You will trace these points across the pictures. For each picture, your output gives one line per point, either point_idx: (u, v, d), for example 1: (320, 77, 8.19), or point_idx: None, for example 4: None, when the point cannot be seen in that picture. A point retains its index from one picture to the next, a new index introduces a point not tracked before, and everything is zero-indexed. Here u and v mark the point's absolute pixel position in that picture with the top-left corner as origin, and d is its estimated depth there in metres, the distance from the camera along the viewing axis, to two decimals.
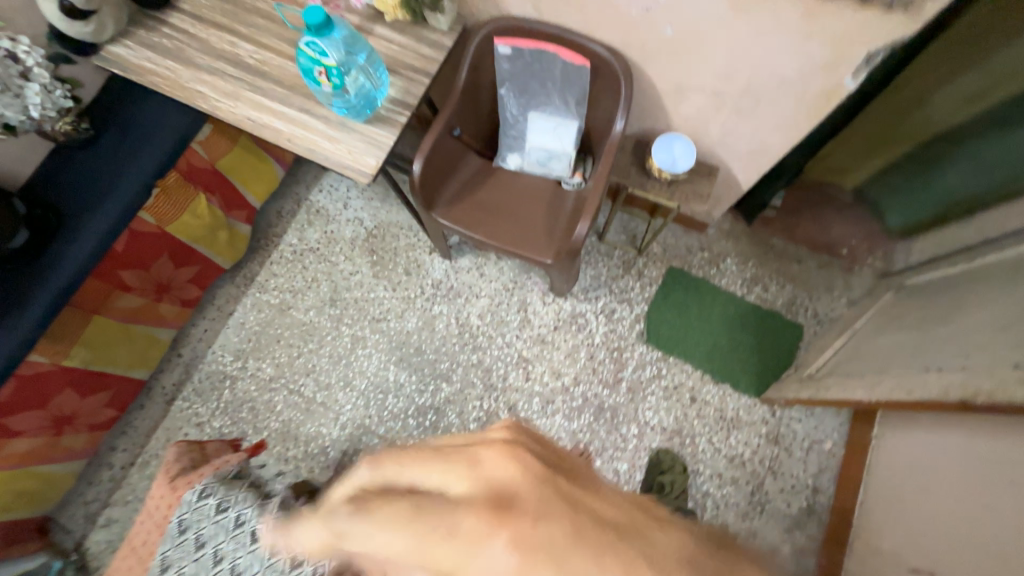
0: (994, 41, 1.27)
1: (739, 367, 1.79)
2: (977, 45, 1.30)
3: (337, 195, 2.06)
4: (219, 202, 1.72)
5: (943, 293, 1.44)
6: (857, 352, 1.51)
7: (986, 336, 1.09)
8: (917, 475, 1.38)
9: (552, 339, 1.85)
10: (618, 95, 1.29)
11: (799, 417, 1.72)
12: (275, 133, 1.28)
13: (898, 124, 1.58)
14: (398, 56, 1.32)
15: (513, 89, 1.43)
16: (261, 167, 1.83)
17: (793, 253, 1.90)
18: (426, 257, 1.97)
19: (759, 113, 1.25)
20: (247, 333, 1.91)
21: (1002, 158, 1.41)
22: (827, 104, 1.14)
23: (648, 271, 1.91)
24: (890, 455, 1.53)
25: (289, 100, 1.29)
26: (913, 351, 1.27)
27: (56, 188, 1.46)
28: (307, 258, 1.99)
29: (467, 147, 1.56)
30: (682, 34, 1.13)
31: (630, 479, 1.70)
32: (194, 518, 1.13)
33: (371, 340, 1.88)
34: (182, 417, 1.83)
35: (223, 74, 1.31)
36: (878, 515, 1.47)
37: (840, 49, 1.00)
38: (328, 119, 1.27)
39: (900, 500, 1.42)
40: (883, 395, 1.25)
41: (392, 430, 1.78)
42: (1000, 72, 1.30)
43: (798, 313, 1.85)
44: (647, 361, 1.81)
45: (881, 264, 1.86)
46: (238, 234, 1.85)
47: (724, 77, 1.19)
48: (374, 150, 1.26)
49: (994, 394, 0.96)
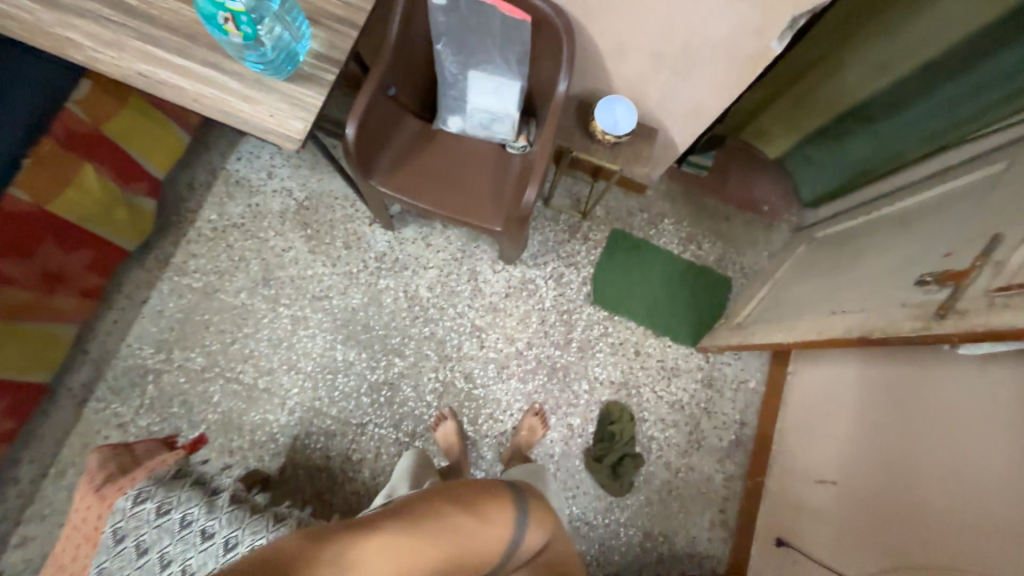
0: (895, 12, 1.39)
1: (678, 321, 1.93)
2: (881, 15, 1.42)
3: (259, 163, 1.86)
4: (113, 173, 1.48)
5: (847, 243, 1.62)
6: (777, 299, 1.67)
7: (881, 280, 1.26)
8: (824, 402, 1.62)
9: (503, 306, 1.86)
10: (559, 55, 1.26)
11: (729, 361, 1.90)
12: (174, 91, 1.10)
13: (814, 91, 1.71)
14: (318, 3, 1.18)
15: (450, 46, 1.33)
16: (162, 132, 1.58)
17: (723, 211, 2.04)
18: (367, 228, 1.86)
19: (694, 75, 1.28)
20: (167, 321, 1.72)
21: (894, 125, 1.59)
22: (756, 67, 1.19)
23: (593, 234, 1.96)
24: (802, 388, 1.76)
25: (189, 52, 1.11)
26: (823, 297, 1.44)
27: None
28: (231, 236, 1.80)
29: (404, 109, 1.46)
30: None
31: (583, 432, 1.81)
32: (132, 525, 1.03)
33: (314, 320, 1.78)
34: (100, 419, 1.64)
35: (98, 18, 1.09)
36: (793, 439, 1.71)
37: (769, 12, 1.04)
38: (242, 76, 1.12)
39: (811, 425, 1.65)
40: (797, 335, 1.40)
41: (345, 410, 1.73)
42: (896, 46, 1.44)
43: (727, 267, 2.01)
44: (595, 321, 1.89)
45: (796, 219, 2.05)
46: (141, 211, 1.62)
47: (663, 37, 1.20)
48: (300, 112, 1.14)
49: (886, 330, 1.11)
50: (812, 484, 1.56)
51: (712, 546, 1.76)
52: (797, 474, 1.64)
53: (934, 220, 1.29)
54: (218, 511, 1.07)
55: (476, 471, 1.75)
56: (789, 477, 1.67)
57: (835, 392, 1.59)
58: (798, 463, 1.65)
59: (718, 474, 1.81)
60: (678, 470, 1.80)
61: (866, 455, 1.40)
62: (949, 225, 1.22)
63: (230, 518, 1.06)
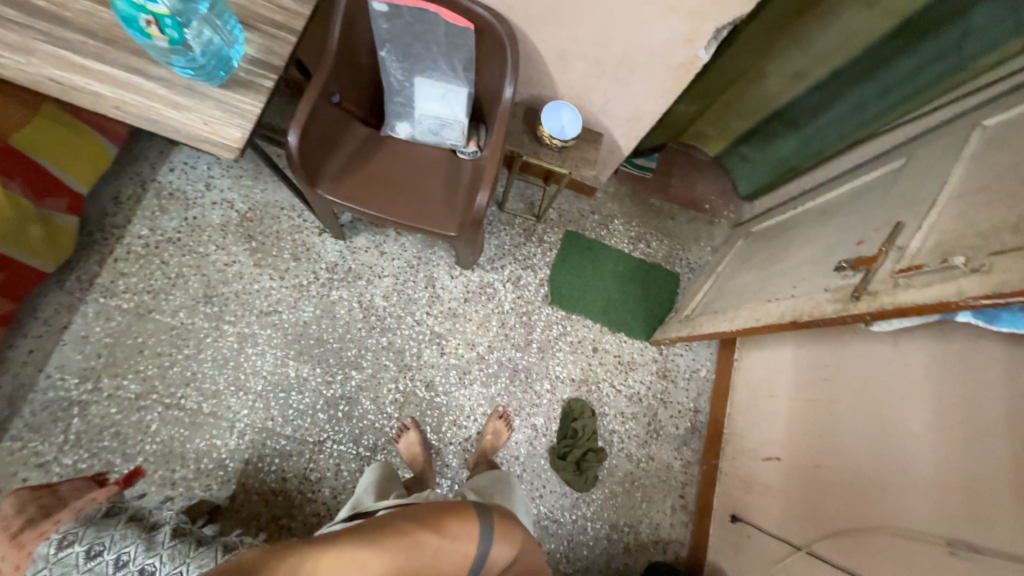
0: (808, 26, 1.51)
1: (632, 317, 2.01)
2: (797, 29, 1.54)
3: (195, 174, 1.76)
4: (24, 187, 1.33)
5: (778, 236, 1.75)
6: (720, 291, 1.78)
7: (808, 268, 1.38)
8: (767, 385, 1.73)
9: (462, 312, 1.86)
10: (503, 63, 1.29)
11: (680, 352, 2.00)
12: (93, 97, 1.03)
13: (741, 97, 1.83)
14: (253, 7, 1.15)
15: (395, 52, 1.33)
16: (81, 142, 1.46)
17: (668, 210, 2.15)
18: (317, 238, 1.81)
19: (632, 82, 1.35)
20: (95, 347, 1.58)
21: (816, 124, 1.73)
22: (687, 74, 1.27)
23: (547, 236, 2.00)
24: (746, 373, 1.87)
25: (109, 56, 1.05)
26: (759, 286, 1.55)
27: None
28: (165, 252, 1.68)
29: (350, 116, 1.44)
30: (560, 1, 1.16)
31: (547, 431, 1.83)
32: (56, 574, 0.93)
33: (263, 336, 1.69)
34: (14, 461, 1.48)
35: (1, 19, 1.00)
36: (742, 422, 1.81)
37: (695, 24, 1.12)
38: (171, 82, 1.07)
39: (756, 407, 1.76)
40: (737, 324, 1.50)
41: (300, 428, 1.66)
42: (813, 53, 1.57)
43: (674, 263, 2.12)
44: (553, 321, 1.93)
45: (734, 215, 2.20)
46: (58, 228, 1.48)
47: (601, 46, 1.26)
48: (236, 119, 1.09)
49: (813, 312, 1.21)
50: (761, 463, 1.65)
51: (674, 531, 1.83)
52: (747, 454, 1.73)
53: (849, 212, 1.43)
54: (159, 547, 0.99)
55: (441, 480, 1.72)
56: (740, 458, 1.76)
57: (776, 374, 1.71)
58: (747, 444, 1.74)
59: (677, 461, 1.89)
60: (640, 461, 1.87)
61: (806, 430, 1.50)
62: (861, 216, 1.36)
63: (173, 554, 0.99)
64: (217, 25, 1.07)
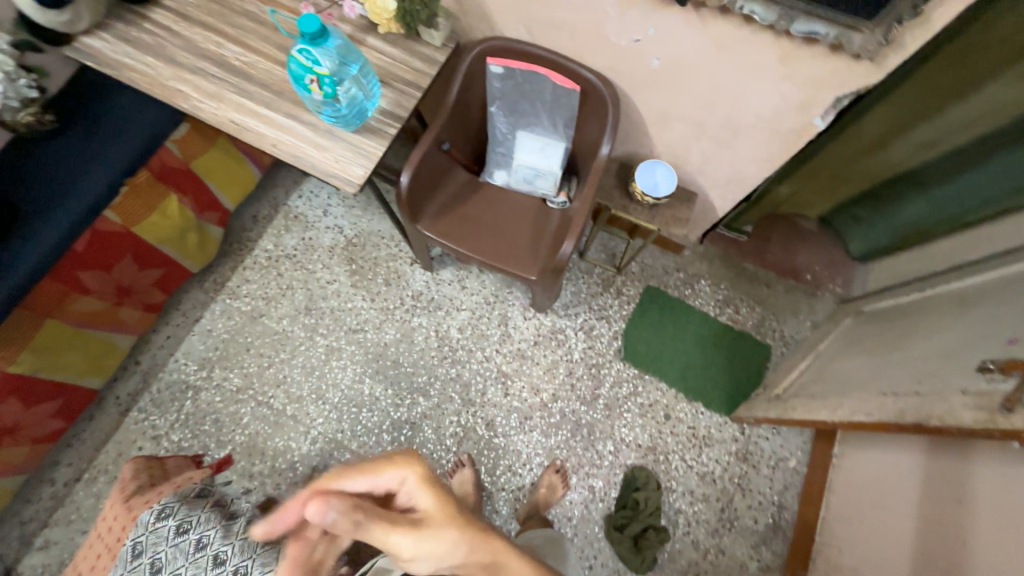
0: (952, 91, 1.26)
1: (712, 386, 1.86)
2: (935, 93, 1.29)
3: (317, 201, 2.02)
4: (192, 203, 1.65)
5: (897, 320, 1.54)
6: (821, 373, 1.59)
7: (937, 363, 1.19)
8: (875, 493, 1.47)
9: (531, 355, 1.86)
10: (604, 123, 1.33)
11: (766, 435, 1.80)
12: (258, 136, 1.25)
13: (855, 167, 1.60)
14: (390, 68, 1.33)
15: (503, 108, 1.45)
16: (238, 170, 1.76)
17: (763, 277, 2.00)
18: (407, 267, 1.95)
19: (735, 145, 1.32)
20: (213, 340, 1.82)
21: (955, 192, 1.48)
22: (798, 141, 1.21)
23: (627, 289, 1.96)
24: (849, 473, 1.61)
25: (275, 104, 1.27)
26: (871, 376, 1.36)
27: (12, 180, 1.37)
28: (282, 265, 1.93)
29: (454, 162, 1.57)
30: (668, 66, 1.18)
31: (605, 496, 1.71)
32: (151, 541, 1.03)
33: (347, 351, 1.83)
34: (137, 429, 1.72)
35: (207, 74, 1.27)
36: (840, 531, 1.55)
37: (812, 92, 1.07)
38: (316, 126, 1.26)
39: (859, 517, 1.50)
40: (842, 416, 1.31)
41: (365, 445, 1.73)
42: (956, 122, 1.32)
43: (766, 334, 1.94)
44: (624, 378, 1.85)
45: (842, 289, 1.98)
46: (209, 237, 1.78)
47: (705, 109, 1.25)
48: (362, 159, 1.25)
49: (945, 418, 1.03)
50: None
51: None
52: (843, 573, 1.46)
53: (994, 304, 1.22)
54: (233, 537, 1.06)
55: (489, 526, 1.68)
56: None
57: (887, 482, 1.45)
58: (844, 560, 1.48)
59: (753, 561, 1.67)
60: (706, 551, 1.67)
61: (923, 559, 1.24)
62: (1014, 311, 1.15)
63: (243, 546, 1.05)
64: (360, 84, 1.25)
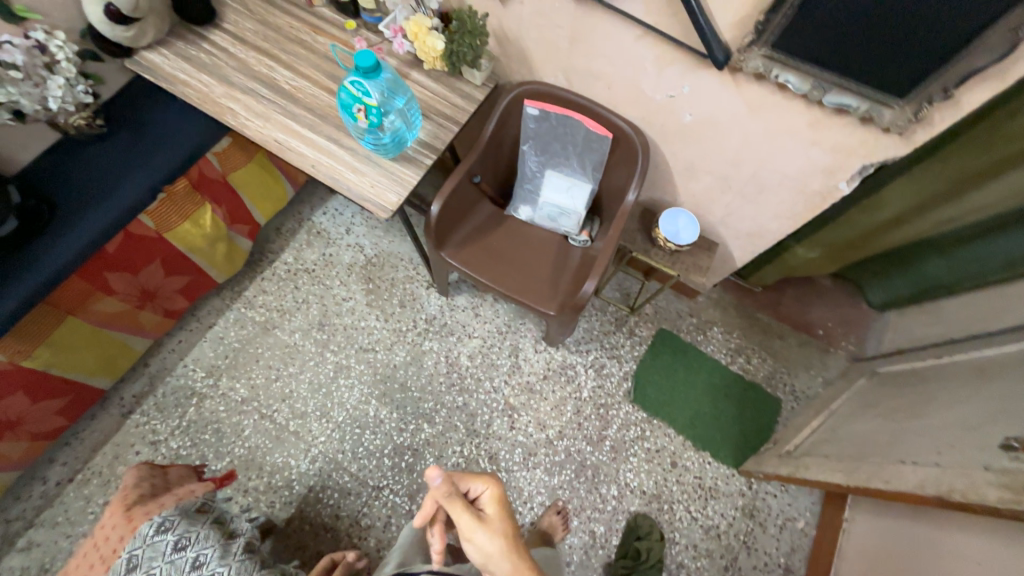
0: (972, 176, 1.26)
1: (720, 436, 1.83)
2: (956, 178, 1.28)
3: (341, 219, 2.06)
4: (224, 214, 1.70)
5: (911, 385, 1.54)
6: (834, 432, 1.56)
7: (957, 435, 1.17)
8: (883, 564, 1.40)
9: (539, 389, 1.85)
10: (632, 170, 1.38)
11: (774, 492, 1.75)
12: (299, 157, 1.29)
13: (872, 239, 1.59)
14: (430, 102, 1.39)
15: (535, 147, 1.50)
16: (272, 186, 1.83)
17: (776, 329, 2.01)
18: (423, 291, 1.96)
19: (758, 200, 1.35)
20: (224, 349, 1.82)
21: (974, 255, 1.49)
22: (822, 202, 1.24)
23: (639, 330, 1.97)
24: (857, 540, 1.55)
25: (318, 128, 1.32)
26: (887, 441, 1.34)
27: (59, 179, 1.42)
28: (300, 279, 1.95)
29: (483, 194, 1.60)
30: (699, 122, 1.22)
31: (606, 543, 1.66)
32: (146, 555, 1.00)
33: (356, 370, 1.82)
34: (136, 433, 1.70)
35: (256, 95, 1.33)
36: None
37: (839, 158, 1.10)
38: (356, 152, 1.30)
39: None
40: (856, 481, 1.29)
41: (365, 469, 1.70)
42: (976, 204, 1.31)
43: (777, 387, 1.93)
44: (632, 421, 1.83)
45: (855, 348, 1.98)
46: (238, 249, 1.82)
47: (732, 165, 1.30)
48: (397, 187, 1.29)
49: (967, 494, 1.00)
50: None
51: None
52: None
53: (1015, 378, 1.22)
54: (231, 558, 1.05)
55: None
56: None
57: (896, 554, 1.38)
58: None
59: None
60: None
61: None
62: None
63: (240, 567, 1.04)
64: (403, 117, 1.29)
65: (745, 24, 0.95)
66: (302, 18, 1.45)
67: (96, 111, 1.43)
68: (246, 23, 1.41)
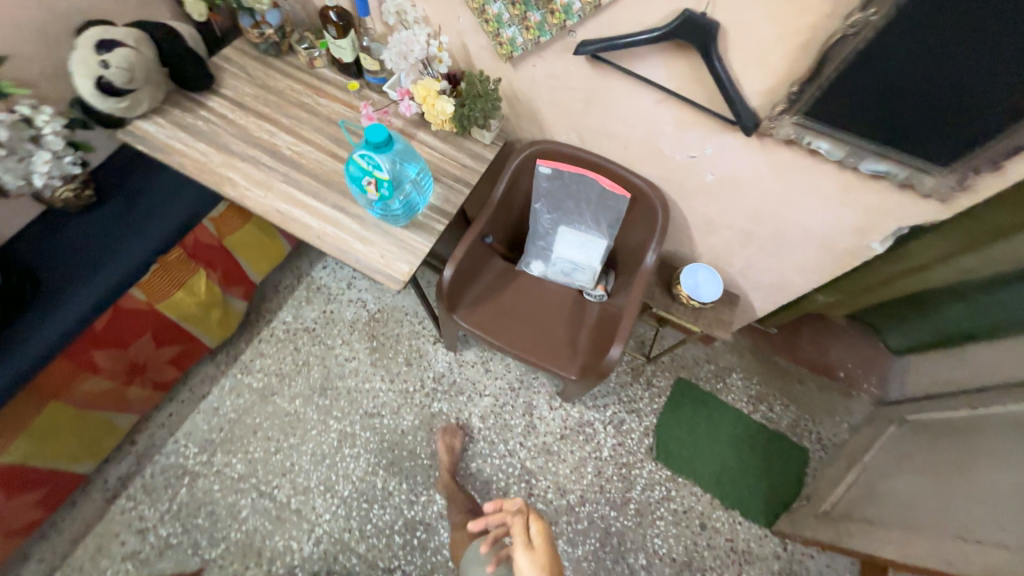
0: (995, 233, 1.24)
1: (749, 492, 1.74)
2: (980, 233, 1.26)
3: (341, 273, 1.97)
4: (219, 278, 1.61)
5: (946, 436, 1.45)
6: (871, 489, 1.48)
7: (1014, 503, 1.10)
8: None
9: (557, 450, 1.75)
10: (651, 228, 1.33)
11: (811, 553, 1.65)
12: (304, 228, 1.22)
13: (890, 285, 1.56)
14: (439, 163, 1.33)
15: (547, 205, 1.45)
16: (269, 245, 1.75)
17: (796, 373, 1.94)
18: (430, 347, 1.87)
19: (783, 255, 1.30)
20: (219, 420, 1.70)
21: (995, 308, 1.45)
22: (852, 259, 1.20)
23: (657, 380, 1.89)
24: None
25: (323, 195, 1.26)
26: (934, 507, 1.26)
27: (42, 254, 1.32)
28: (300, 339, 1.85)
29: (494, 251, 1.54)
30: (721, 180, 1.18)
31: None
32: None
33: (361, 438, 1.71)
34: (122, 520, 1.56)
35: (257, 162, 1.27)
36: None
37: (872, 218, 1.06)
38: (364, 220, 1.24)
39: None
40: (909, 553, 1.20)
41: (375, 549, 1.57)
42: (996, 258, 1.29)
43: (803, 435, 1.85)
44: (657, 480, 1.73)
45: (877, 390, 1.92)
46: (232, 311, 1.72)
47: (755, 221, 1.25)
48: (408, 256, 1.22)
49: None
50: None
51: None
52: None
53: None
54: None
55: None
56: None
57: None
58: None
59: None
60: None
61: None
62: None
63: None
64: (415, 185, 1.23)
65: (774, 92, 0.92)
66: (304, 80, 1.41)
67: (85, 181, 1.35)
68: (245, 88, 1.37)
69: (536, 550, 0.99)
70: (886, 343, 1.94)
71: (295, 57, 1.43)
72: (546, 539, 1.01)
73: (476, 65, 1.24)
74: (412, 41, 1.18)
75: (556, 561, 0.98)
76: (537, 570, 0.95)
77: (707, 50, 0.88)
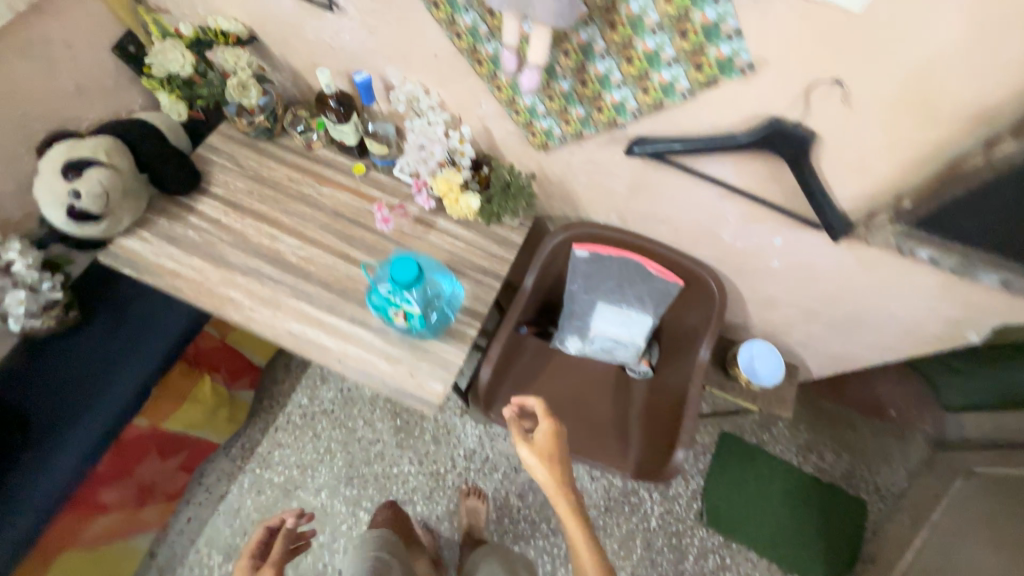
0: None
1: (807, 553, 1.66)
2: None
3: None
4: (224, 377, 1.46)
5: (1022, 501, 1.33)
6: (948, 560, 1.38)
7: None
8: None
9: (603, 524, 1.66)
10: (705, 311, 1.20)
11: None
12: (322, 350, 1.08)
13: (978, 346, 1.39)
14: (463, 255, 1.19)
15: (586, 286, 1.29)
16: None
17: (844, 415, 1.84)
18: (458, 420, 1.75)
19: (853, 333, 1.17)
20: (242, 523, 1.59)
21: None
22: (937, 342, 1.07)
23: (700, 437, 1.78)
24: None
25: (339, 308, 1.12)
26: None
27: (29, 390, 1.18)
28: (319, 423, 1.72)
29: (527, 336, 1.42)
30: (789, 266, 1.04)
31: None
32: None
33: None
34: None
35: (262, 275, 1.12)
36: None
37: (972, 313, 0.93)
38: (387, 334, 1.10)
39: None
40: None
41: None
42: None
43: (856, 485, 1.77)
44: (709, 549, 1.64)
45: (931, 428, 1.82)
46: (239, 403, 1.55)
47: (824, 303, 1.12)
48: (441, 371, 1.08)
49: None
50: None
51: None
52: None
53: None
54: None
55: None
56: None
57: None
58: None
59: None
60: None
61: None
62: None
63: None
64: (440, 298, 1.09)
65: (871, 198, 0.78)
66: (302, 166, 1.25)
67: (69, 303, 1.19)
68: (239, 183, 1.21)
69: (539, 444, 0.95)
70: (939, 399, 1.78)
71: (289, 139, 1.26)
72: (559, 438, 0.96)
73: (501, 148, 1.09)
74: (431, 131, 1.03)
75: (560, 449, 0.94)
76: (536, 458, 0.91)
77: (796, 160, 0.75)
